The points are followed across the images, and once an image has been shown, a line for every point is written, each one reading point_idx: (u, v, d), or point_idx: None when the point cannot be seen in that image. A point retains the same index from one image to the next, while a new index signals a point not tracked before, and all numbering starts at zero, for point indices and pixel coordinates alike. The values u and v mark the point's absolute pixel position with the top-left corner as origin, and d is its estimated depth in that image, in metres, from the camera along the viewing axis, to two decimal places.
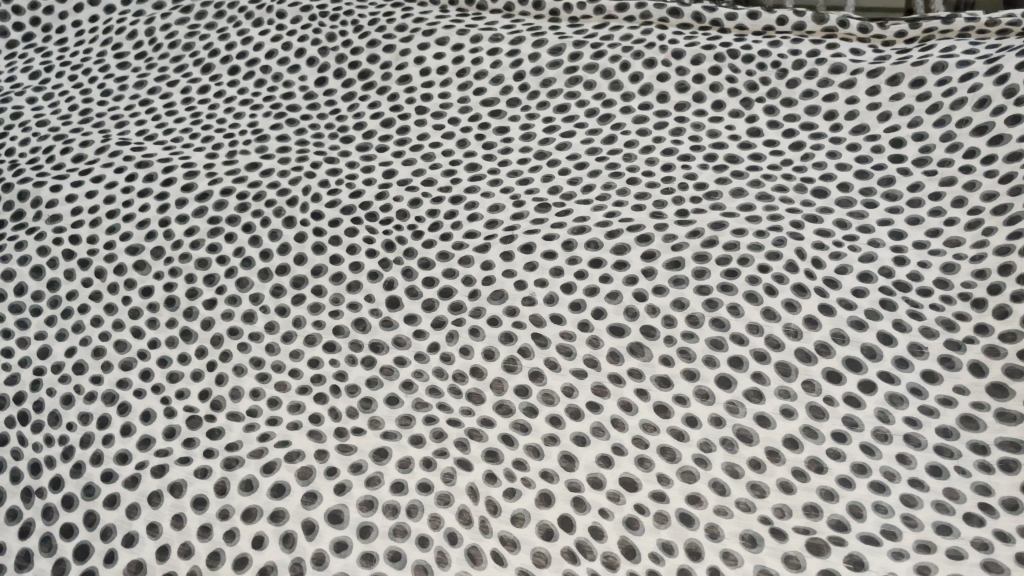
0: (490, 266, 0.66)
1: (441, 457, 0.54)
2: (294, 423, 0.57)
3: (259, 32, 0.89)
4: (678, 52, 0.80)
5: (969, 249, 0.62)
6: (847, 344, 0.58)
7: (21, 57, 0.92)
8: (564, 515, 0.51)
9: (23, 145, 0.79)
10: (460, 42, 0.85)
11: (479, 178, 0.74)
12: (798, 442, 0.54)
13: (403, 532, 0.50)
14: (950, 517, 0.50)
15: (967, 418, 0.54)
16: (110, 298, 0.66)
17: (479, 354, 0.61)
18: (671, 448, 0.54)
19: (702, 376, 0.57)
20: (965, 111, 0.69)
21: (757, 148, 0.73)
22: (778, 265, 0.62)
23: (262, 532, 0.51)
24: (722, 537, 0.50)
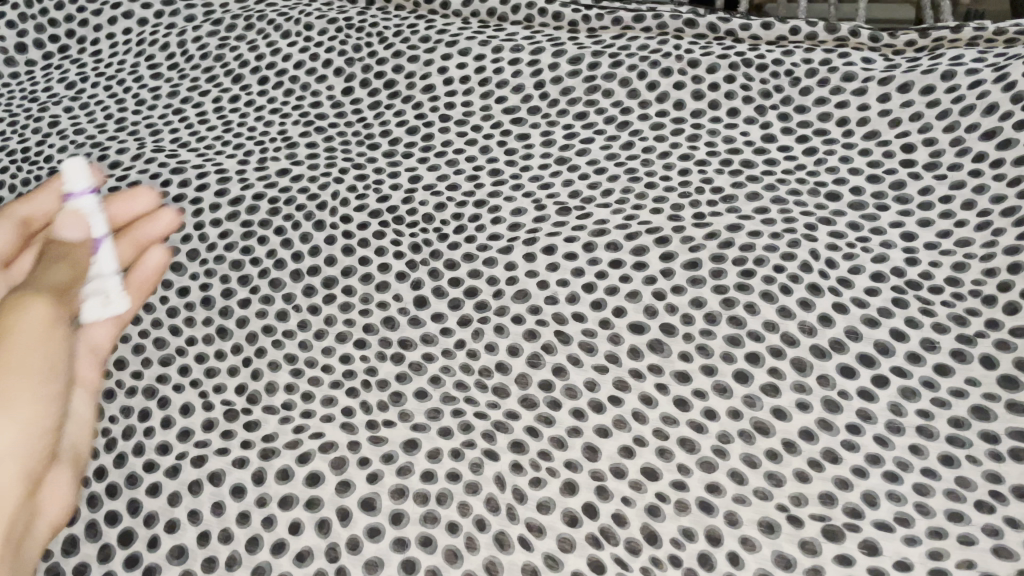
0: (513, 267, 0.68)
1: (470, 448, 0.57)
2: (326, 416, 0.60)
3: (287, 44, 0.91)
4: (693, 61, 0.81)
5: (979, 249, 0.64)
6: (860, 341, 0.60)
7: (57, 68, 0.95)
8: (589, 502, 0.54)
9: (61, 152, 0.83)
10: (482, 52, 0.87)
11: (501, 183, 0.76)
12: (813, 434, 0.56)
13: (434, 519, 0.53)
14: (962, 504, 0.52)
15: (978, 409, 0.56)
16: (149, 298, 0.69)
17: (504, 350, 0.63)
18: (690, 439, 0.57)
19: (720, 371, 0.59)
20: (974, 116, 0.70)
21: (772, 153, 0.75)
22: (793, 265, 0.64)
23: (299, 518, 0.53)
24: (740, 523, 0.52)
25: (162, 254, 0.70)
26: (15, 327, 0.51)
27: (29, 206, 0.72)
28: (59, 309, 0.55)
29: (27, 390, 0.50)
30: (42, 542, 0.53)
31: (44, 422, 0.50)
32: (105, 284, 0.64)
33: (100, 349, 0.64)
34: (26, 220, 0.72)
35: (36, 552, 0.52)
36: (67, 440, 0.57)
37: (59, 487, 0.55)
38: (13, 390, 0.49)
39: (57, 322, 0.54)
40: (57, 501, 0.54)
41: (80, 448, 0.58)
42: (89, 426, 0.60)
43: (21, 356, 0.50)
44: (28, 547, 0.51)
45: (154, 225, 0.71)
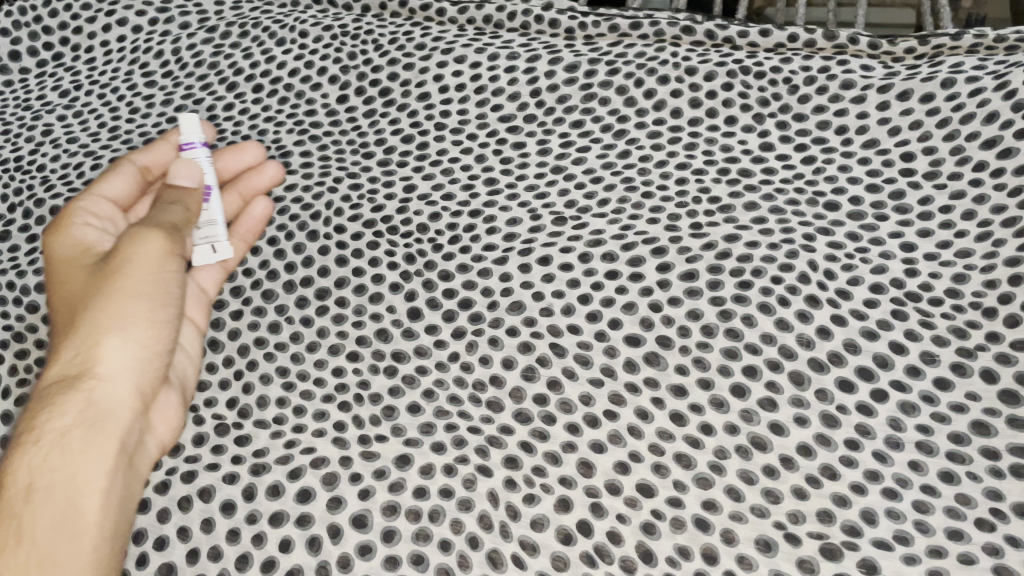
0: (508, 278, 0.67)
1: (462, 464, 0.56)
2: (318, 430, 0.59)
3: (282, 51, 0.90)
4: (690, 69, 0.80)
5: (979, 260, 0.63)
6: (859, 354, 0.59)
7: (51, 76, 0.95)
8: (583, 520, 0.53)
9: (54, 162, 0.83)
10: (478, 60, 0.86)
11: (497, 193, 0.76)
12: (811, 449, 0.55)
13: (426, 537, 0.52)
14: (962, 522, 0.51)
15: (978, 424, 0.55)
16: None
17: (498, 363, 0.62)
18: (686, 454, 0.56)
19: (716, 385, 0.59)
20: (974, 125, 0.69)
21: (770, 162, 0.74)
22: (790, 277, 0.63)
23: (289, 536, 0.53)
24: (737, 541, 0.51)
25: (265, 204, 0.76)
26: (133, 264, 0.63)
27: (145, 156, 0.80)
28: (173, 240, 0.66)
29: (145, 313, 0.61)
30: (155, 455, 0.59)
31: (161, 334, 0.62)
32: (216, 231, 0.72)
33: (209, 291, 0.72)
34: (143, 168, 0.80)
35: (148, 461, 0.58)
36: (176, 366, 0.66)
37: (170, 408, 0.62)
38: (132, 312, 0.60)
39: (171, 254, 0.65)
40: (166, 419, 0.61)
41: (188, 374, 0.66)
42: (198, 357, 0.67)
43: (138, 285, 0.62)
44: (140, 458, 0.58)
45: (258, 179, 0.79)
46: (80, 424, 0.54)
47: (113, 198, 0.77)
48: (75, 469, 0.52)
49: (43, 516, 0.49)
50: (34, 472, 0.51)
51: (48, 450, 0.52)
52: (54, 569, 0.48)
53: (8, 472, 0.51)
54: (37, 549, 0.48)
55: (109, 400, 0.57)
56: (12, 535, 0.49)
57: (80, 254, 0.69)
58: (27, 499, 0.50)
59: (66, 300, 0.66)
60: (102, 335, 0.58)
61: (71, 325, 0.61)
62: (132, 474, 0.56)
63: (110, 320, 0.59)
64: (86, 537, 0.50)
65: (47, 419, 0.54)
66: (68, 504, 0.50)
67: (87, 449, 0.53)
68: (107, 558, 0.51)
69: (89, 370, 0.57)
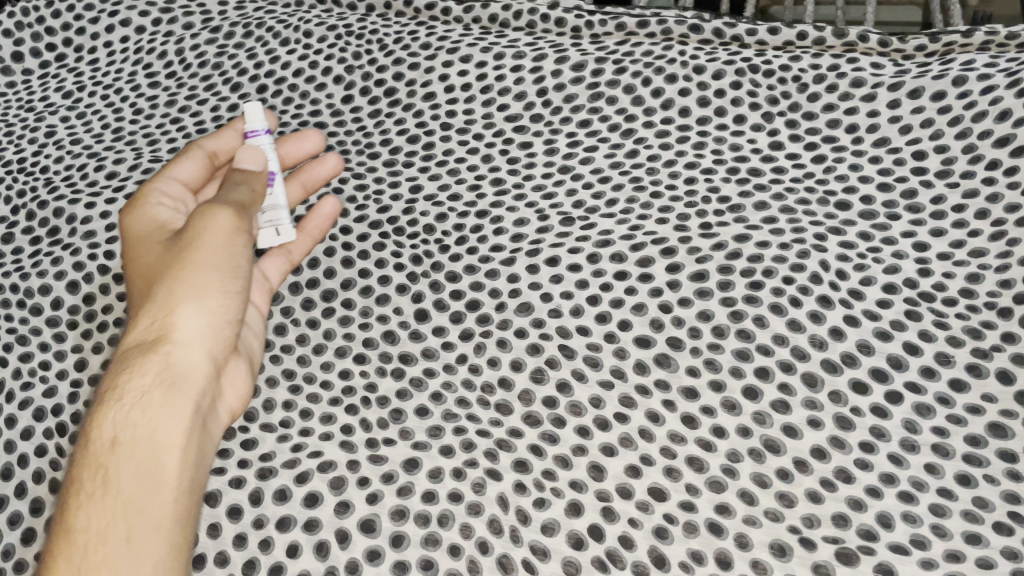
0: (516, 279, 0.67)
1: (472, 467, 0.55)
2: (325, 433, 0.58)
3: (286, 52, 0.90)
4: (699, 67, 0.80)
5: (994, 260, 0.62)
6: (872, 355, 0.58)
7: (54, 77, 0.94)
8: (594, 524, 0.52)
9: (57, 163, 0.82)
10: (484, 59, 0.85)
11: (504, 193, 0.75)
12: (825, 452, 0.54)
13: (435, 541, 0.51)
14: (980, 526, 0.50)
15: (995, 426, 0.54)
16: None
17: (507, 365, 0.61)
18: (699, 458, 0.55)
19: (728, 387, 0.58)
20: (987, 123, 0.69)
21: (780, 161, 0.73)
22: (802, 277, 0.62)
23: (296, 541, 0.52)
24: (751, 546, 0.51)
25: (334, 203, 0.73)
26: (206, 234, 0.61)
27: (214, 142, 0.78)
28: (241, 215, 0.63)
29: (219, 280, 0.59)
30: (225, 424, 0.58)
31: (234, 303, 0.60)
32: (280, 215, 0.70)
33: (273, 279, 0.69)
34: (211, 155, 0.77)
35: (221, 430, 0.57)
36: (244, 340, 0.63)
37: (238, 379, 0.60)
38: (206, 280, 0.59)
39: (241, 226, 0.63)
40: (234, 389, 0.59)
41: (255, 347, 0.64)
42: (261, 334, 0.65)
43: (212, 254, 0.60)
44: (213, 426, 0.56)
45: (317, 170, 0.77)
46: (159, 384, 0.52)
47: (184, 181, 0.75)
48: (157, 426, 0.50)
49: (127, 468, 0.48)
50: (117, 428, 0.49)
51: (130, 408, 0.50)
52: (139, 522, 0.46)
53: (93, 430, 0.50)
54: (122, 500, 0.47)
55: (186, 365, 0.55)
56: (98, 486, 0.47)
57: (150, 229, 0.67)
58: (111, 452, 0.48)
59: (136, 268, 0.65)
60: (178, 301, 0.57)
61: (145, 293, 0.60)
62: (207, 439, 0.54)
63: (186, 286, 0.58)
64: (169, 492, 0.48)
65: (128, 379, 0.52)
66: (152, 458, 0.49)
67: (168, 407, 0.51)
68: (189, 517, 0.49)
69: (166, 334, 0.55)
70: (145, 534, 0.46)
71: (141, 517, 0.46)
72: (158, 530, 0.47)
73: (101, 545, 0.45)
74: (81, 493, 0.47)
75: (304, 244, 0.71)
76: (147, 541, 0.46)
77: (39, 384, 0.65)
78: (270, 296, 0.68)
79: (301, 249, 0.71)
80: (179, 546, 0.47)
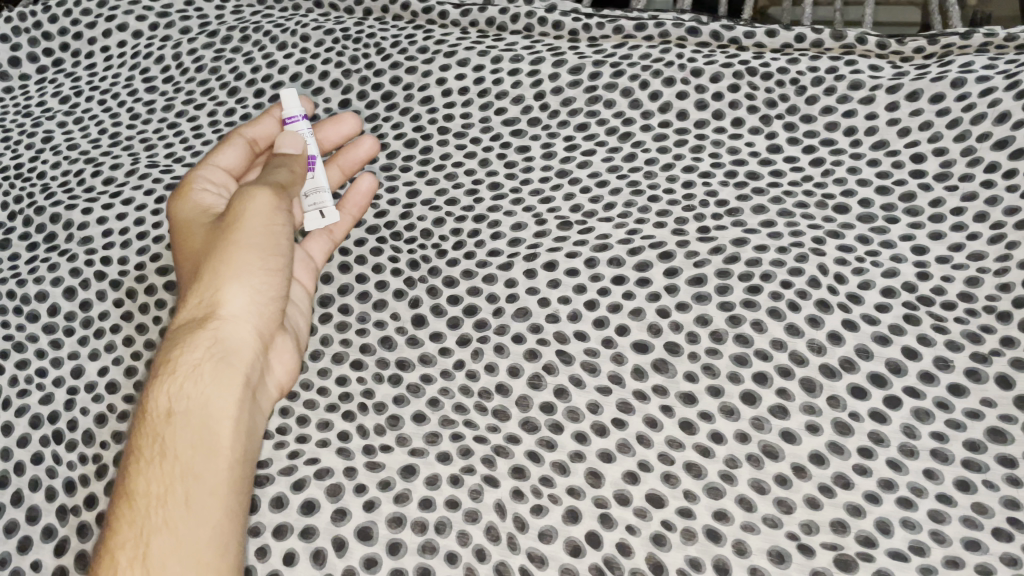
0: (513, 284, 0.66)
1: (469, 474, 0.55)
2: (322, 440, 0.58)
3: (283, 56, 0.90)
4: (696, 70, 0.79)
5: (993, 263, 0.62)
6: (871, 360, 0.58)
7: (51, 82, 0.94)
8: (592, 531, 0.52)
9: (55, 169, 0.82)
10: (481, 63, 0.85)
11: (502, 198, 0.75)
12: (824, 457, 0.54)
13: (432, 548, 0.51)
14: (979, 532, 0.50)
15: (994, 431, 0.54)
16: (143, 318, 0.68)
17: (504, 371, 0.61)
18: (697, 464, 0.55)
19: (727, 392, 0.58)
20: (986, 125, 0.68)
21: (778, 164, 0.73)
22: (800, 281, 0.62)
23: (293, 549, 0.52)
24: (749, 553, 0.50)
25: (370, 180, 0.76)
26: (248, 213, 0.63)
27: (253, 129, 0.78)
28: (280, 191, 0.66)
29: (263, 260, 0.62)
30: (273, 396, 0.60)
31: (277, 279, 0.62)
32: (323, 197, 0.73)
33: (317, 258, 0.71)
34: (252, 142, 0.78)
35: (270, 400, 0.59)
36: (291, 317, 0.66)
37: (286, 350, 0.63)
38: (248, 260, 0.61)
39: (281, 204, 0.65)
40: (282, 362, 0.62)
41: (301, 325, 0.66)
42: (308, 312, 0.68)
43: (253, 233, 0.62)
44: (263, 396, 0.59)
45: (352, 156, 0.79)
46: (209, 357, 0.55)
47: (228, 168, 0.76)
48: (209, 399, 0.53)
49: (182, 436, 0.51)
50: (172, 402, 0.53)
51: (183, 382, 0.54)
52: (197, 489, 0.49)
53: (149, 401, 0.53)
54: (179, 467, 0.50)
55: (235, 340, 0.58)
56: (156, 453, 0.51)
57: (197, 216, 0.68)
58: (167, 422, 0.52)
59: (184, 245, 0.66)
60: (224, 279, 0.60)
61: (194, 270, 0.63)
62: (256, 407, 0.57)
63: (230, 265, 0.60)
64: (223, 458, 0.51)
65: (181, 353, 0.55)
66: (204, 427, 0.52)
67: (218, 380, 0.55)
68: (243, 480, 0.52)
69: (215, 310, 0.58)
70: (202, 496, 0.49)
71: (197, 481, 0.50)
72: (213, 493, 0.50)
73: (160, 507, 0.49)
74: (140, 459, 0.51)
75: (346, 225, 0.74)
76: (204, 506, 0.49)
77: (36, 391, 0.65)
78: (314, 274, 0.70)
79: (343, 230, 0.73)
80: (236, 507, 0.50)
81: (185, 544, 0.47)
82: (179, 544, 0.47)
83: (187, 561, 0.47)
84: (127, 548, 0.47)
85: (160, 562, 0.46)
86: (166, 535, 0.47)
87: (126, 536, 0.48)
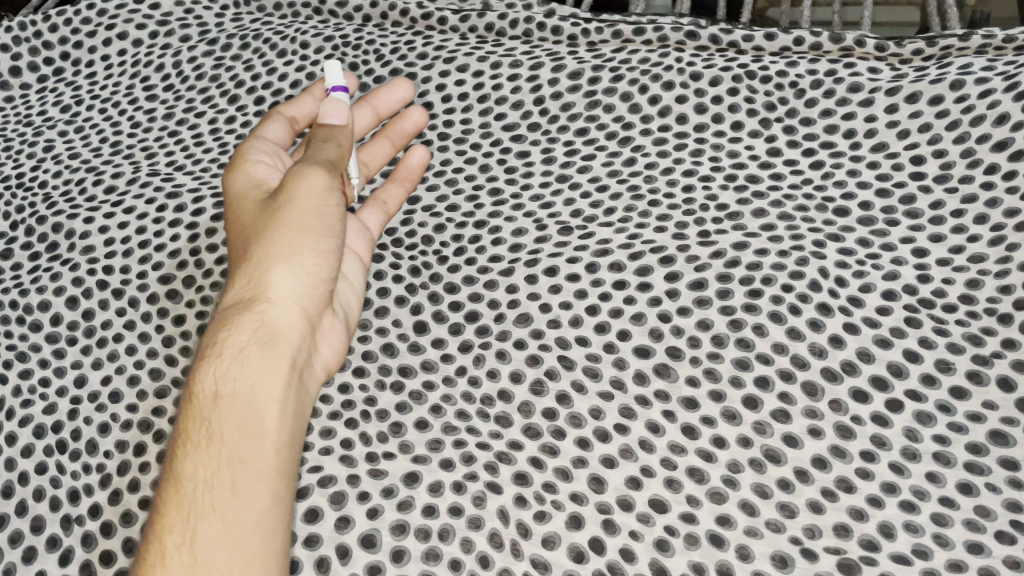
0: (515, 289, 0.66)
1: (472, 480, 0.56)
2: (325, 448, 0.58)
3: (283, 63, 0.89)
4: (695, 74, 0.80)
5: (993, 265, 0.62)
6: (873, 363, 0.58)
7: (52, 91, 0.94)
8: (595, 537, 0.52)
9: (56, 178, 0.83)
10: (480, 69, 0.85)
11: (502, 203, 0.75)
12: (826, 461, 0.54)
13: (436, 556, 0.52)
14: (982, 535, 0.50)
15: (996, 433, 0.54)
16: (144, 327, 0.68)
17: (506, 377, 0.61)
18: (700, 469, 0.55)
19: (728, 397, 0.58)
20: (985, 127, 0.68)
21: (778, 168, 0.73)
22: (801, 285, 0.62)
23: (297, 557, 0.52)
24: (752, 557, 0.51)
25: (422, 151, 0.79)
26: (297, 191, 0.63)
27: (294, 109, 0.80)
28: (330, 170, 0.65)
29: (310, 239, 0.62)
30: (320, 377, 0.62)
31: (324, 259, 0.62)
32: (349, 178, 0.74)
33: (373, 228, 0.74)
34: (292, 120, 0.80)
35: (317, 382, 0.60)
36: (342, 297, 0.67)
37: (335, 332, 0.64)
38: (299, 239, 0.62)
39: (332, 181, 0.64)
40: (331, 345, 0.63)
41: (352, 307, 0.67)
42: (361, 291, 0.69)
43: (301, 212, 0.62)
44: (310, 378, 0.60)
45: (403, 125, 0.82)
46: (256, 340, 0.56)
47: (276, 140, 0.77)
48: (257, 379, 0.54)
49: (229, 421, 0.51)
50: (219, 383, 0.53)
51: (230, 362, 0.54)
52: (243, 468, 0.50)
53: (197, 384, 0.54)
54: (225, 450, 0.50)
55: (282, 321, 0.58)
56: (204, 437, 0.51)
57: (249, 188, 0.68)
58: (214, 406, 0.52)
59: (235, 225, 0.66)
60: (271, 259, 0.60)
61: (242, 251, 0.63)
62: (303, 389, 0.58)
63: (277, 244, 0.61)
64: (270, 443, 0.51)
65: (227, 336, 0.56)
66: (251, 412, 0.52)
67: (265, 363, 0.55)
68: (291, 466, 0.52)
69: (262, 292, 0.59)
70: (248, 479, 0.49)
71: (244, 466, 0.50)
72: (259, 476, 0.50)
73: (208, 490, 0.49)
74: (189, 443, 0.51)
75: (397, 195, 0.77)
76: (250, 487, 0.49)
77: (40, 401, 0.66)
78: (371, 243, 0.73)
79: (394, 201, 0.77)
80: (284, 491, 0.51)
81: (233, 528, 0.48)
82: (226, 527, 0.47)
83: (233, 546, 0.47)
84: (175, 532, 0.48)
85: (207, 543, 0.47)
86: (213, 516, 0.48)
87: (174, 519, 0.48)
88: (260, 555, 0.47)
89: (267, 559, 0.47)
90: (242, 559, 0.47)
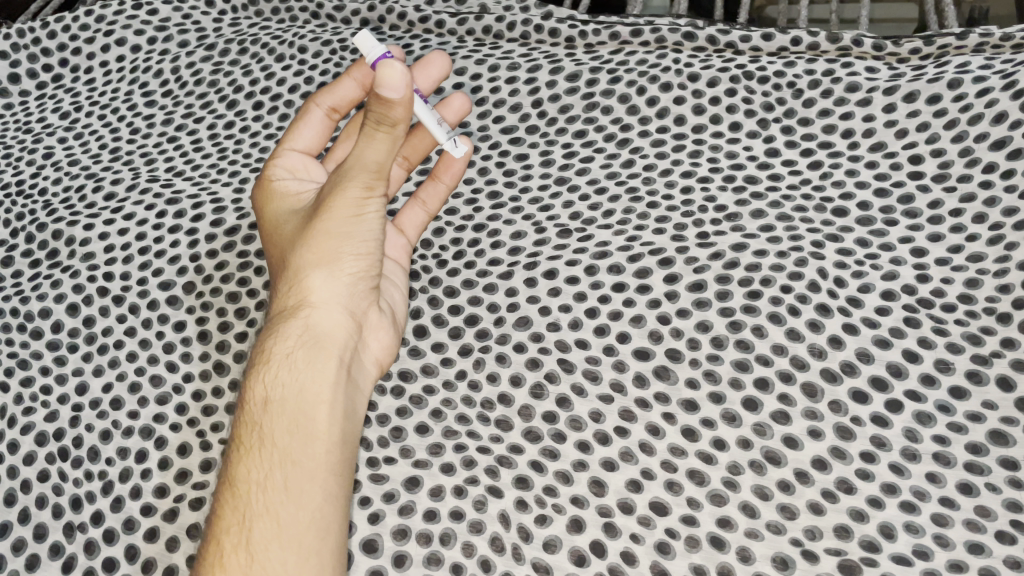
0: (514, 293, 0.66)
1: (473, 485, 0.56)
2: None
3: (281, 68, 0.89)
4: (693, 75, 0.80)
5: (992, 264, 0.62)
6: (872, 363, 0.58)
7: (52, 98, 0.94)
8: (595, 540, 0.53)
9: (56, 186, 0.83)
10: (478, 71, 0.85)
11: (501, 207, 0.75)
12: (826, 463, 0.54)
13: (437, 561, 0.53)
14: (982, 536, 0.50)
15: (996, 434, 0.54)
16: (145, 333, 0.68)
17: (506, 381, 0.61)
18: (700, 471, 0.55)
19: (728, 399, 0.58)
20: (983, 125, 0.68)
21: (776, 168, 0.73)
22: (800, 285, 0.62)
23: None
24: (753, 559, 0.51)
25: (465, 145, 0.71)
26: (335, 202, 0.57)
27: (332, 96, 0.71)
28: (367, 182, 0.56)
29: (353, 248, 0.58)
30: (372, 373, 0.61)
31: (366, 263, 0.59)
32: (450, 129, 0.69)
33: (410, 232, 0.72)
34: (331, 111, 0.71)
35: (368, 380, 0.60)
36: (390, 296, 0.66)
37: (385, 329, 0.63)
38: (341, 248, 0.58)
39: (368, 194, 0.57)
40: (382, 341, 0.63)
41: (399, 307, 0.66)
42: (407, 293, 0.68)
43: (342, 222, 0.58)
44: (360, 375, 0.59)
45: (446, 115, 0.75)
46: (301, 346, 0.55)
47: (307, 148, 0.70)
48: (304, 385, 0.53)
49: (280, 425, 0.51)
50: (269, 390, 0.53)
51: (278, 369, 0.54)
52: (295, 470, 0.50)
53: (248, 393, 0.54)
54: (277, 453, 0.50)
55: (327, 327, 0.57)
56: (255, 441, 0.51)
57: (287, 200, 0.65)
58: (264, 412, 0.52)
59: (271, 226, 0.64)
60: (311, 266, 0.58)
61: (280, 256, 0.61)
62: (352, 389, 0.57)
63: (318, 252, 0.58)
64: (320, 443, 0.51)
65: (273, 344, 0.56)
66: (299, 414, 0.52)
67: (313, 366, 0.55)
68: (344, 465, 0.52)
69: (303, 299, 0.57)
70: (300, 480, 0.49)
71: (296, 467, 0.50)
72: (312, 477, 0.50)
73: (261, 492, 0.49)
74: (241, 448, 0.52)
75: (439, 192, 0.72)
76: (303, 489, 0.49)
77: (41, 408, 0.66)
78: (409, 250, 0.71)
79: (435, 199, 0.72)
80: (338, 491, 0.51)
81: (287, 528, 0.47)
82: (279, 527, 0.47)
83: (288, 544, 0.47)
84: (231, 533, 0.48)
85: (263, 544, 0.47)
86: (268, 519, 0.48)
87: (230, 521, 0.49)
88: (315, 553, 0.47)
89: (323, 555, 0.48)
90: (296, 557, 0.47)
